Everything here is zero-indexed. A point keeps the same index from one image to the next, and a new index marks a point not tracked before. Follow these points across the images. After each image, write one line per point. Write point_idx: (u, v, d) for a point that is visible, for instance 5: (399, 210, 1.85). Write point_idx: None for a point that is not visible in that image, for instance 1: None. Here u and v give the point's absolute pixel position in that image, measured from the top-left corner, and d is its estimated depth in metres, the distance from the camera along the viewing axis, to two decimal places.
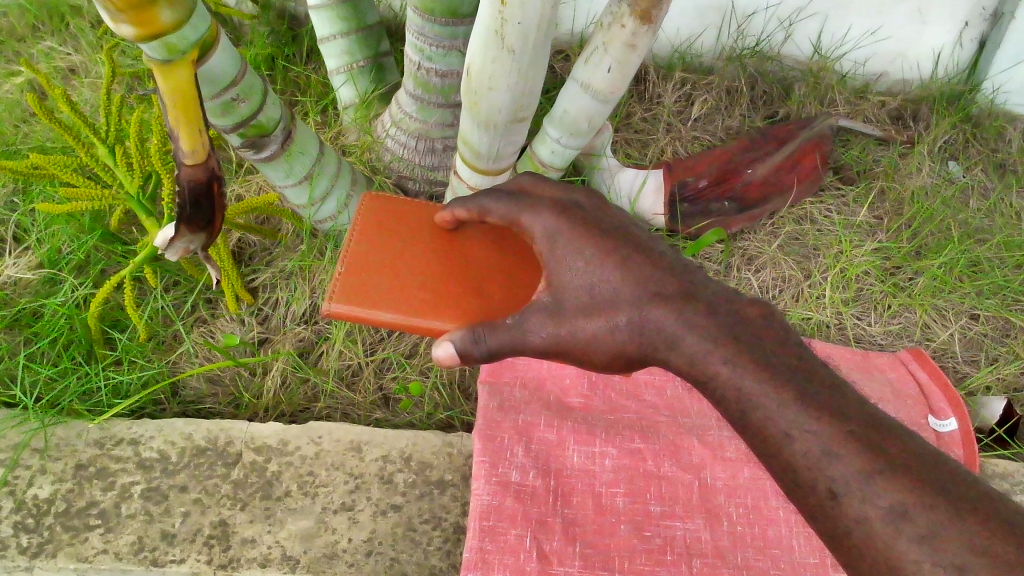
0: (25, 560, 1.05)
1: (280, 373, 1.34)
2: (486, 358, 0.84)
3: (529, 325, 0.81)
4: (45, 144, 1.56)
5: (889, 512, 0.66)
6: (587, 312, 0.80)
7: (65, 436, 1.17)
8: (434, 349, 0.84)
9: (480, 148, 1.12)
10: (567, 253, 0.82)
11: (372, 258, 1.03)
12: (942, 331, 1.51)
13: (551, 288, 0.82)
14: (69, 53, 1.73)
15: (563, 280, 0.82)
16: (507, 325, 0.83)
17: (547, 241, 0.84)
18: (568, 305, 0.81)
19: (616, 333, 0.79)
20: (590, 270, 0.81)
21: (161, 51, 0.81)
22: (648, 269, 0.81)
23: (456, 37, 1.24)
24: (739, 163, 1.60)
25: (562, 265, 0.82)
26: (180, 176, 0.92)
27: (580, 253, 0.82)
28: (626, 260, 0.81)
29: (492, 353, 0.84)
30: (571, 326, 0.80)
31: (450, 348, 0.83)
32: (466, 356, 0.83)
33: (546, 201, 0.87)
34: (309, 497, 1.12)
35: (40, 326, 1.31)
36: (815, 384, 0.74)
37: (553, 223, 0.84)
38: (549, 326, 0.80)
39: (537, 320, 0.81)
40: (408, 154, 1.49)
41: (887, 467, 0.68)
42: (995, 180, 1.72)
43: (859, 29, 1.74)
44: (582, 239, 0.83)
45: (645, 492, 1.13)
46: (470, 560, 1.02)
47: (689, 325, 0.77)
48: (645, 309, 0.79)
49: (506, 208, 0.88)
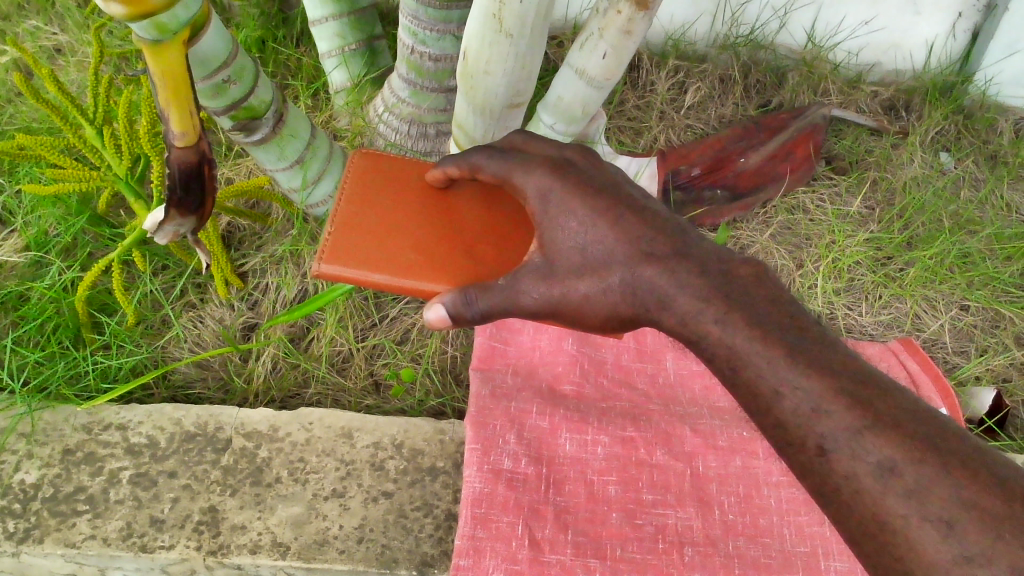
0: (11, 546, 1.04)
1: (270, 358, 1.33)
2: (478, 320, 0.82)
3: (520, 286, 0.80)
4: (31, 124, 1.54)
5: (879, 468, 0.66)
6: (580, 271, 0.79)
7: (52, 421, 1.16)
8: (424, 312, 0.82)
9: (473, 133, 1.11)
10: (559, 215, 0.80)
11: (361, 216, 1.01)
12: (932, 322, 1.52)
13: (544, 250, 0.80)
14: (55, 33, 1.70)
15: (555, 239, 0.80)
16: (498, 284, 0.81)
17: (542, 200, 0.81)
18: (561, 265, 0.79)
19: (609, 293, 0.78)
20: (583, 231, 0.79)
21: (151, 30, 0.80)
22: (641, 228, 0.79)
23: (450, 20, 1.23)
24: (732, 151, 1.60)
25: (555, 226, 0.80)
26: (170, 159, 0.91)
27: (573, 214, 0.79)
28: (623, 226, 0.79)
29: (483, 315, 0.81)
30: (563, 284, 0.79)
31: (440, 311, 0.81)
32: (457, 318, 0.81)
33: (537, 158, 0.83)
34: (299, 483, 1.11)
35: (26, 309, 1.29)
36: (811, 343, 0.73)
37: (548, 183, 0.81)
38: (542, 286, 0.79)
39: (529, 280, 0.80)
40: (401, 139, 1.47)
41: (877, 424, 0.68)
42: (986, 171, 1.72)
43: (854, 18, 1.74)
44: (577, 199, 0.80)
45: (637, 480, 1.12)
46: (461, 547, 1.01)
47: (682, 284, 0.76)
48: (637, 268, 0.78)
49: (497, 166, 0.85)
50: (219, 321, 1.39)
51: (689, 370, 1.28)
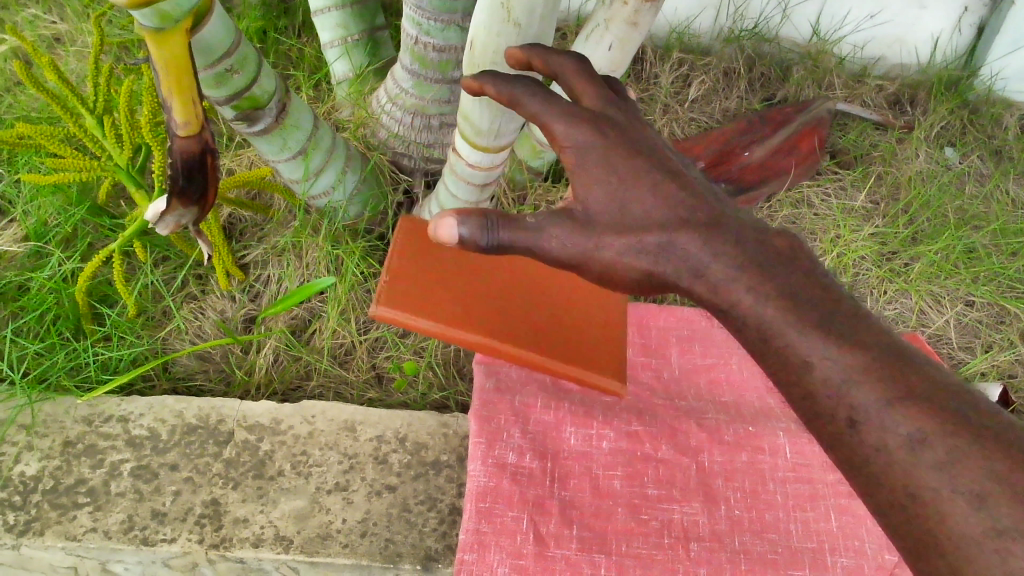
0: (12, 538, 1.03)
1: (271, 351, 1.32)
2: (492, 253, 0.65)
3: (549, 226, 0.66)
4: (30, 114, 1.53)
5: (907, 438, 0.58)
6: (616, 230, 0.66)
7: (52, 412, 1.15)
8: (433, 225, 0.65)
9: (480, 124, 1.03)
10: (594, 161, 0.68)
11: (413, 276, 1.01)
12: (938, 318, 1.51)
13: (579, 202, 0.68)
14: (54, 22, 1.69)
15: (590, 192, 0.67)
16: (526, 221, 0.66)
17: (577, 155, 0.68)
18: (596, 219, 0.67)
19: (644, 258, 0.66)
20: (621, 186, 0.67)
21: (153, 18, 0.79)
22: (680, 188, 0.68)
23: (453, 11, 1.22)
24: (737, 145, 1.59)
25: (584, 174, 0.69)
26: (173, 149, 0.89)
27: (613, 172, 0.68)
28: (667, 194, 0.68)
29: (499, 247, 0.65)
30: (596, 242, 0.66)
31: (453, 227, 0.64)
32: (468, 242, 0.64)
33: (578, 101, 0.70)
34: (302, 477, 1.10)
35: (26, 299, 1.28)
36: None
37: (586, 138, 0.69)
38: (573, 235, 0.66)
39: (560, 227, 0.66)
40: (404, 131, 1.46)
41: (908, 396, 0.59)
42: (991, 166, 1.71)
43: (859, 11, 1.73)
44: (619, 151, 0.68)
45: (642, 475, 1.11)
46: (466, 542, 1.00)
47: (717, 252, 0.66)
48: (671, 234, 0.66)
49: (535, 106, 0.70)
50: (220, 313, 1.39)
51: (694, 364, 1.28)
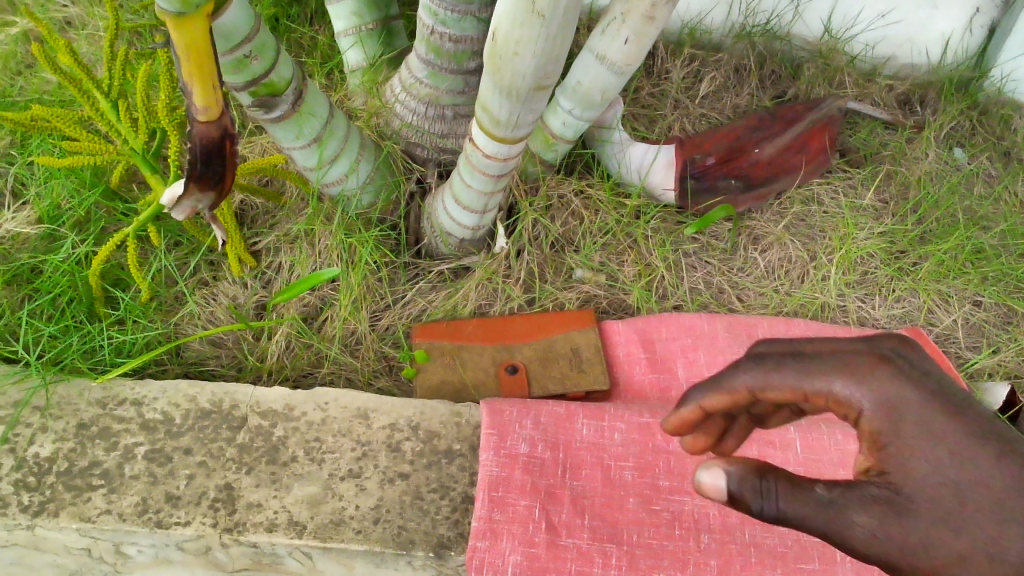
0: (26, 519, 1.04)
1: (283, 337, 1.33)
2: (766, 521, 0.56)
3: (849, 511, 0.55)
4: (43, 96, 1.53)
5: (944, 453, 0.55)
6: (935, 527, 0.54)
7: (66, 394, 1.15)
8: (699, 474, 0.57)
9: (499, 115, 1.04)
10: (922, 437, 0.56)
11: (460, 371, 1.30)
12: (945, 317, 1.51)
13: (884, 471, 0.57)
14: (66, 5, 1.69)
15: (912, 465, 0.56)
16: (819, 495, 0.55)
17: (887, 417, 0.57)
18: (906, 492, 0.55)
19: (959, 555, 0.54)
20: (944, 458, 0.55)
21: (175, 3, 0.78)
22: (977, 427, 0.56)
23: (471, 2, 1.22)
24: (748, 142, 1.56)
25: (906, 451, 0.56)
26: (192, 133, 0.89)
27: (939, 441, 0.56)
28: (954, 411, 0.57)
29: (773, 516, 0.56)
30: (903, 538, 0.54)
31: (721, 479, 0.56)
32: (736, 501, 0.56)
33: (854, 352, 0.60)
34: (315, 463, 1.10)
35: (39, 282, 1.28)
36: None
37: (879, 397, 0.58)
38: (876, 519, 0.54)
39: (860, 509, 0.55)
40: (418, 121, 1.46)
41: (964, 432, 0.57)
42: (1000, 167, 1.72)
43: (872, 10, 1.73)
44: (943, 422, 0.56)
45: (653, 467, 1.12)
46: (479, 529, 1.01)
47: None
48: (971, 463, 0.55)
49: (781, 379, 0.60)
50: (232, 299, 1.40)
51: (701, 377, 1.28)
